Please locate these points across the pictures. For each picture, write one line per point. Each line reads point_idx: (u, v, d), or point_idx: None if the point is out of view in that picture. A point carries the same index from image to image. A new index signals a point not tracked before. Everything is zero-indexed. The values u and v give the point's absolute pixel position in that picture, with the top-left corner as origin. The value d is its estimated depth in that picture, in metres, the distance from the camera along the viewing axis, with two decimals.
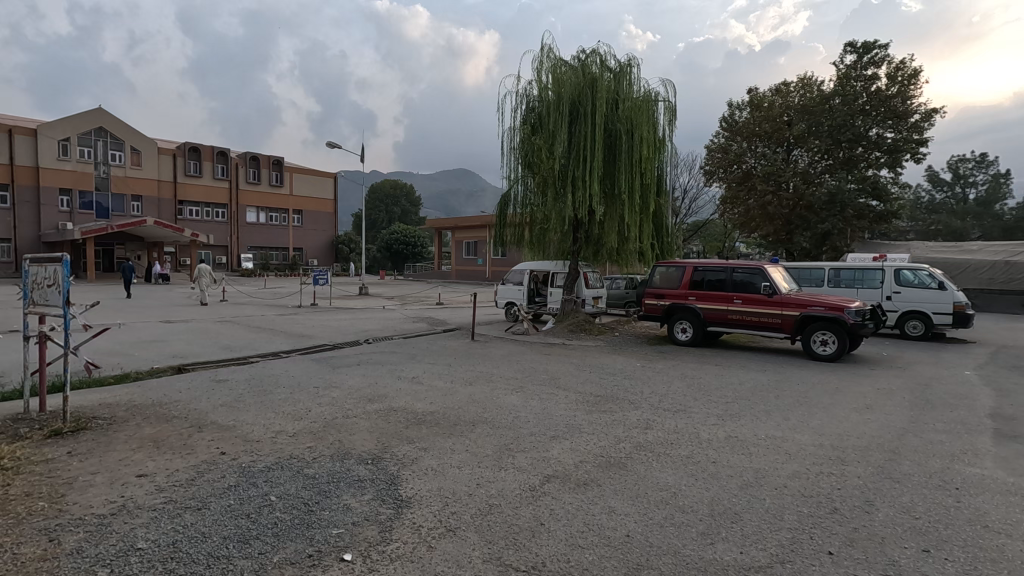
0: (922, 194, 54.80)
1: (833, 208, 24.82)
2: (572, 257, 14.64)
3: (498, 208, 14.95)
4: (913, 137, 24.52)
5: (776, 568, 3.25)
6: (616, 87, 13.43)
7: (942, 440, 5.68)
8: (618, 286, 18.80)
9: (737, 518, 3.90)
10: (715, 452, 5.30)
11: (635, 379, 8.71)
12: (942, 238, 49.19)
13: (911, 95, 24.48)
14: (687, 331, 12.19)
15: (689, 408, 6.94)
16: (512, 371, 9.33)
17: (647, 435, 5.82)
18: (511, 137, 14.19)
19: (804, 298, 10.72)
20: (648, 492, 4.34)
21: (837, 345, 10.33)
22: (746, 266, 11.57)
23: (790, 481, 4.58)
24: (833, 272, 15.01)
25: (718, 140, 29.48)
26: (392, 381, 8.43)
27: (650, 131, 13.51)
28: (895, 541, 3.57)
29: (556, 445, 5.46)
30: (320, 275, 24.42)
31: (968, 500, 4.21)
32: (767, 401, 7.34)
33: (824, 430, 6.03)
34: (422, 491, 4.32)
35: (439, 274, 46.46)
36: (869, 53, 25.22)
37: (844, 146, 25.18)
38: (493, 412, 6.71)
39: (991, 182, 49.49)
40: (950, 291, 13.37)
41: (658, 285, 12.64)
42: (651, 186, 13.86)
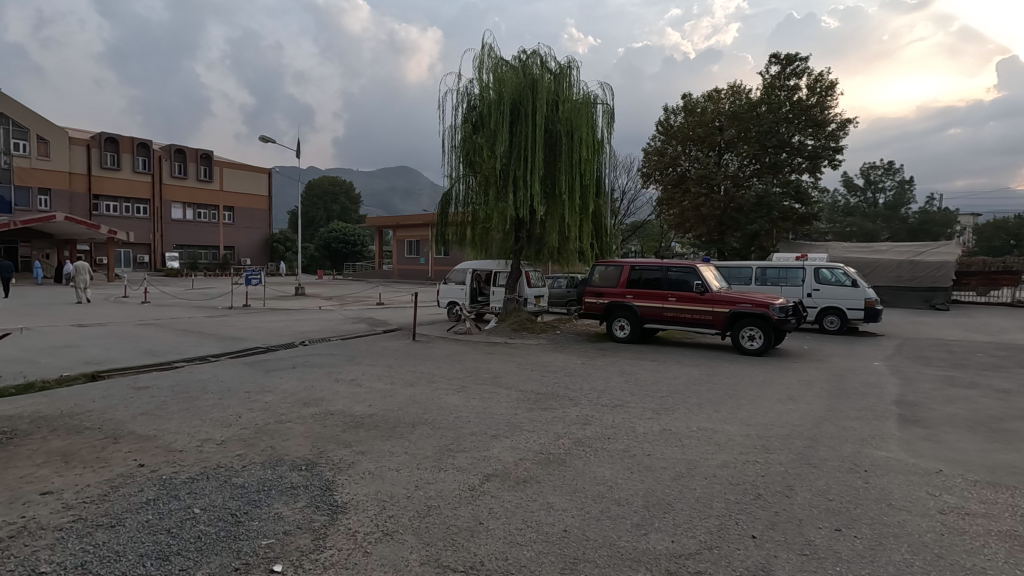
0: (839, 198, 58.98)
1: (761, 210, 26.23)
2: (514, 256, 14.77)
3: (440, 206, 14.89)
4: (831, 145, 26.27)
5: (704, 554, 3.39)
6: (557, 88, 13.59)
7: (854, 426, 6.12)
8: (559, 284, 19.07)
9: (669, 508, 4.04)
10: (649, 445, 5.48)
11: (576, 376, 8.87)
12: (856, 239, 53.11)
13: (828, 105, 26.21)
14: (626, 328, 12.56)
15: (626, 403, 7.14)
16: (455, 370, 9.28)
17: (586, 431, 5.94)
18: (452, 135, 14.16)
19: (733, 296, 11.24)
20: (585, 487, 4.43)
21: (763, 340, 10.93)
22: (680, 265, 12.01)
23: (719, 470, 4.81)
24: (760, 271, 15.89)
25: (655, 143, 30.52)
26: (330, 384, 8.17)
27: (590, 133, 13.75)
28: (812, 522, 3.81)
29: (497, 444, 5.48)
30: (254, 275, 23.41)
31: (876, 481, 4.55)
32: (699, 394, 7.67)
33: (751, 420, 6.37)
34: (359, 496, 4.21)
35: (380, 274, 45.58)
36: (791, 64, 26.81)
37: (770, 152, 26.63)
38: (434, 413, 6.63)
39: (898, 188, 53.91)
40: (863, 288, 14.46)
41: (598, 285, 12.94)
42: (591, 187, 14.12)
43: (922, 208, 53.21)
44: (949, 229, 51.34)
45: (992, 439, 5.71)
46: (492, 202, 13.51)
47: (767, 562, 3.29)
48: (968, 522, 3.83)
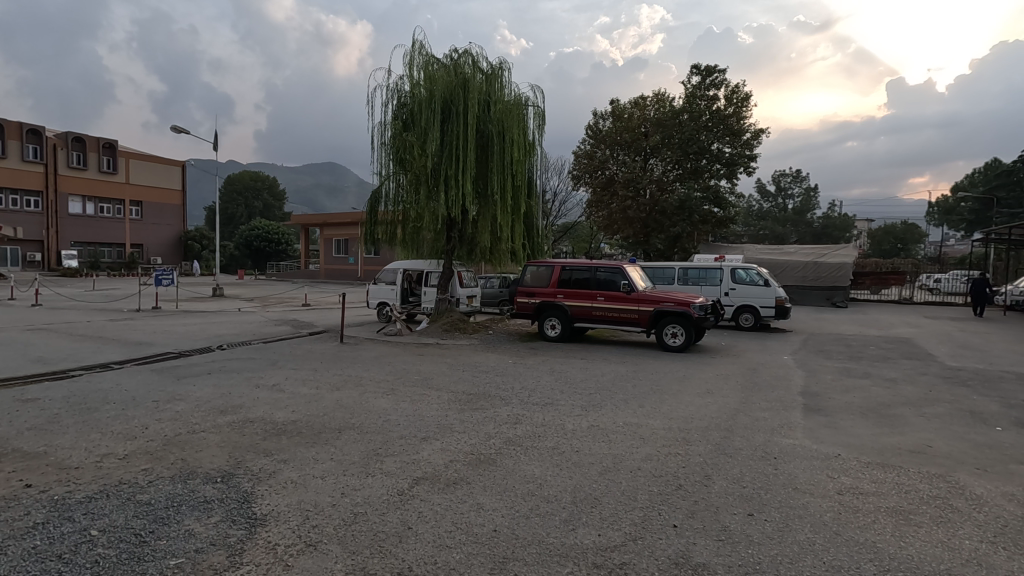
0: (753, 203, 63.02)
1: (683, 214, 27.59)
2: (446, 256, 14.68)
3: (369, 204, 14.55)
4: (746, 153, 27.99)
5: (629, 545, 3.50)
6: (488, 89, 13.60)
7: (765, 417, 6.56)
8: (491, 284, 19.11)
9: (597, 502, 4.15)
10: (578, 441, 5.59)
11: (507, 375, 8.91)
12: (767, 241, 56.92)
13: (744, 116, 27.90)
14: (556, 328, 12.80)
15: (556, 401, 7.26)
16: (384, 373, 9.07)
17: (516, 430, 5.98)
18: (381, 132, 13.85)
19: (657, 295, 11.73)
20: (516, 486, 4.46)
21: (684, 337, 11.46)
22: (608, 265, 12.37)
23: (643, 463, 4.99)
24: (682, 271, 16.67)
25: (585, 146, 31.27)
26: (249, 390, 7.75)
27: (521, 134, 13.86)
28: (727, 509, 4.04)
29: (427, 447, 5.40)
30: (164, 275, 21.79)
31: (784, 467, 4.89)
32: (625, 390, 7.93)
33: (673, 414, 6.66)
34: (280, 507, 4.02)
35: (306, 273, 43.89)
36: (711, 75, 28.29)
37: (691, 157, 28.01)
38: (362, 417, 6.45)
39: (804, 195, 58.35)
40: (774, 287, 15.53)
41: (529, 285, 13.10)
42: (522, 188, 14.24)
43: (824, 214, 58.00)
44: (847, 233, 56.26)
45: (882, 424, 6.29)
46: (423, 201, 13.35)
47: (687, 550, 3.45)
48: (861, 501, 4.19)
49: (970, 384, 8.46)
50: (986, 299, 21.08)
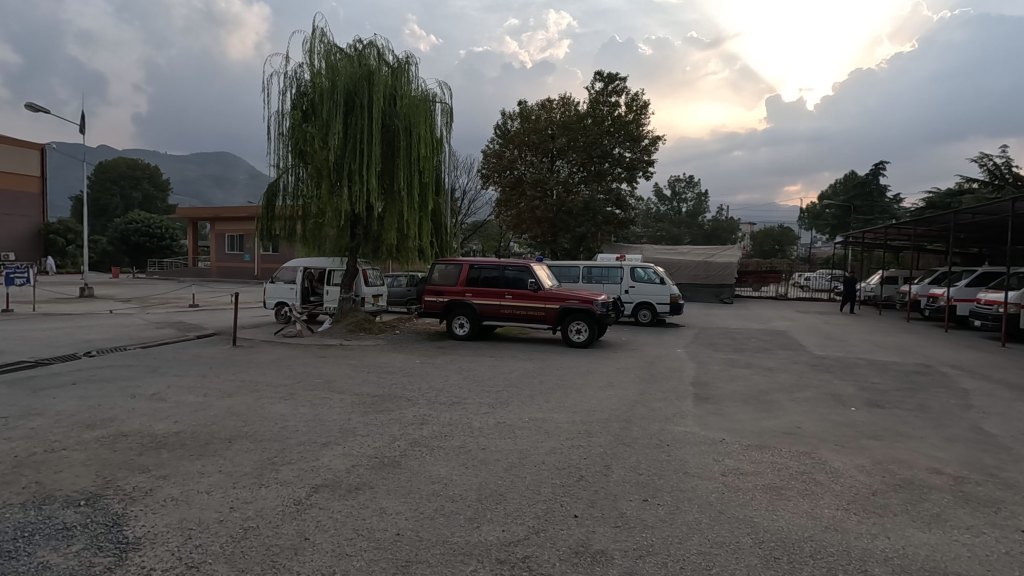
0: (651, 206, 66.92)
1: (588, 215, 28.68)
2: (350, 253, 14.21)
3: (266, 197, 13.79)
4: (644, 158, 29.63)
5: (532, 538, 3.57)
6: (395, 83, 13.23)
7: (660, 407, 6.98)
8: (399, 283, 18.68)
9: (501, 498, 4.18)
10: (484, 439, 5.62)
11: (413, 376, 8.75)
12: (664, 242, 60.64)
13: (643, 123, 29.47)
14: (465, 326, 12.80)
15: (463, 400, 7.25)
16: (282, 377, 8.58)
17: (422, 431, 5.90)
18: (279, 122, 13.15)
19: (562, 293, 12.06)
20: (420, 487, 4.39)
21: (588, 332, 11.90)
22: (516, 264, 12.52)
23: (547, 457, 5.11)
24: (586, 270, 17.28)
25: (493, 146, 31.55)
26: (124, 401, 7.00)
27: (428, 131, 13.62)
28: (625, 496, 4.24)
29: (327, 452, 5.17)
30: (18, 273, 19.08)
31: (676, 453, 5.23)
32: (531, 387, 8.08)
33: (576, 408, 6.89)
34: (157, 527, 3.66)
35: (194, 270, 40.46)
36: (613, 83, 29.60)
37: (596, 161, 29.15)
38: (255, 424, 6.06)
39: (696, 200, 62.95)
40: (669, 285, 16.55)
41: (437, 283, 12.99)
42: (429, 185, 14.02)
43: (714, 218, 62.96)
44: (733, 235, 61.50)
45: (760, 409, 6.92)
46: (324, 196, 12.81)
47: (587, 538, 3.57)
48: (742, 480, 4.59)
49: (831, 370, 9.54)
50: (853, 295, 23.37)
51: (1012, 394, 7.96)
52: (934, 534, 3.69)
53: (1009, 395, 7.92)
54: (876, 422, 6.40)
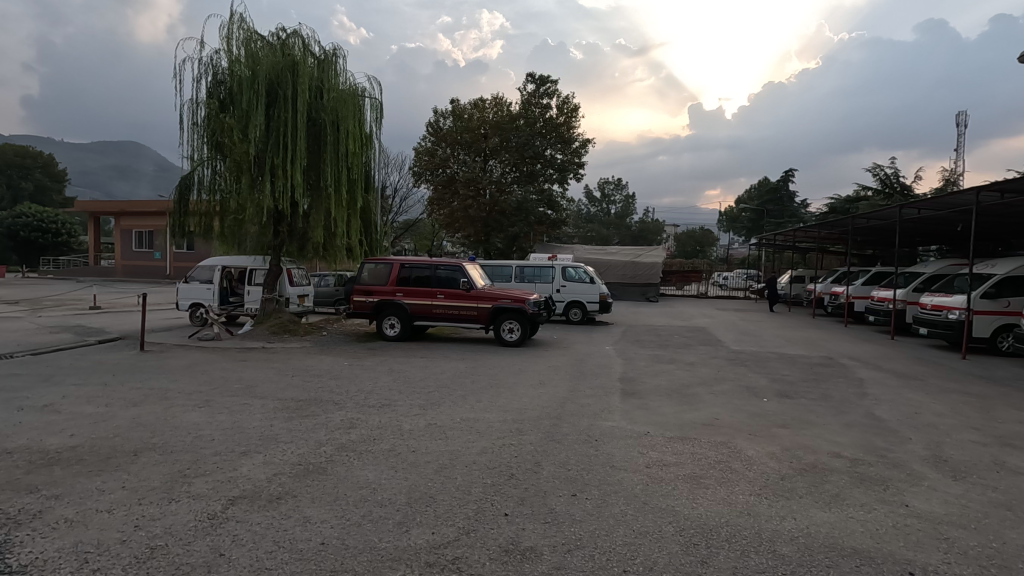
0: (582, 207, 68.62)
1: (520, 215, 28.93)
2: (273, 252, 13.58)
3: (178, 191, 12.91)
4: (575, 160, 30.30)
5: (462, 539, 3.55)
6: (321, 75, 12.73)
7: (589, 403, 7.15)
8: (326, 283, 18.05)
9: (431, 501, 4.13)
10: (415, 441, 5.53)
11: (341, 378, 8.47)
12: (593, 242, 62.29)
13: (573, 125, 30.12)
14: (396, 327, 12.56)
15: (394, 402, 7.10)
16: (196, 382, 8.04)
17: (350, 435, 5.72)
18: (193, 110, 12.34)
19: (495, 292, 12.09)
20: (346, 494, 4.24)
21: (520, 331, 12.00)
22: (448, 263, 12.41)
23: (478, 457, 5.10)
24: (518, 269, 17.41)
25: (426, 144, 31.17)
26: (9, 415, 6.29)
27: (357, 127, 13.20)
28: (553, 492, 4.31)
29: (247, 462, 4.90)
30: None
31: (604, 448, 5.37)
32: (463, 386, 8.06)
33: (508, 406, 6.93)
34: (48, 553, 3.32)
35: (97, 269, 37.15)
36: (544, 85, 30.04)
37: (528, 162, 29.47)
38: (165, 435, 5.64)
39: (624, 202, 65.20)
40: (598, 284, 17.02)
41: (367, 282, 12.66)
42: (359, 182, 13.60)
43: (641, 220, 65.40)
44: (658, 235, 64.24)
45: (682, 402, 7.25)
46: (244, 190, 12.15)
47: (517, 536, 3.59)
48: (664, 471, 4.79)
49: (746, 364, 10.16)
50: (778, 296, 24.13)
51: (899, 382, 8.83)
52: (834, 513, 4.02)
53: (897, 383, 8.77)
54: (785, 411, 6.88)
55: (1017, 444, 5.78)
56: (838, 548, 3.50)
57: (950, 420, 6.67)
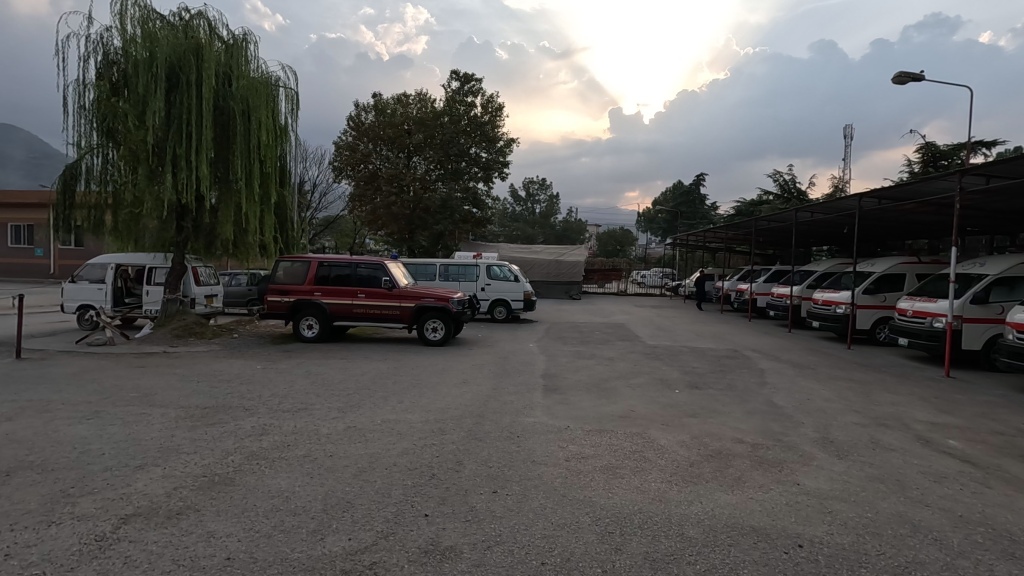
0: (507, 206, 69.20)
1: (445, 212, 28.63)
2: (176, 248, 12.63)
3: (62, 181, 11.69)
4: (500, 159, 30.41)
5: (380, 544, 3.46)
6: (229, 61, 11.96)
7: (511, 400, 7.24)
8: (237, 283, 17.04)
9: (349, 506, 4.00)
10: (332, 445, 5.35)
11: (253, 383, 8.03)
12: (519, 241, 62.93)
13: (498, 124, 30.22)
14: (314, 328, 12.08)
15: (311, 405, 6.82)
16: (83, 392, 7.31)
17: (261, 442, 5.43)
18: (81, 93, 11.24)
19: (418, 291, 11.91)
20: (256, 504, 4.02)
21: (444, 330, 11.89)
22: (369, 261, 12.08)
23: (399, 458, 5.00)
24: (443, 267, 17.21)
25: (346, 138, 30.18)
26: None
27: (270, 117, 12.50)
28: (475, 490, 4.31)
29: (143, 476, 4.52)
30: None
31: (526, 444, 5.45)
32: (384, 387, 7.88)
33: (430, 406, 6.87)
34: None
35: None
36: (469, 83, 29.96)
37: (452, 159, 29.28)
38: (46, 451, 5.08)
39: (548, 202, 66.48)
40: (522, 282, 17.22)
41: (282, 281, 12.06)
42: (272, 176, 12.88)
43: (564, 219, 66.95)
44: (581, 235, 66.02)
45: (600, 396, 7.50)
46: (141, 182, 11.20)
47: (437, 536, 3.57)
48: (582, 463, 4.94)
49: (660, 358, 10.69)
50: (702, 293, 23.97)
51: (794, 371, 9.62)
52: (735, 494, 4.32)
53: (793, 372, 9.56)
54: (694, 401, 7.30)
55: (889, 423, 6.48)
56: (739, 527, 3.76)
57: (836, 404, 7.36)
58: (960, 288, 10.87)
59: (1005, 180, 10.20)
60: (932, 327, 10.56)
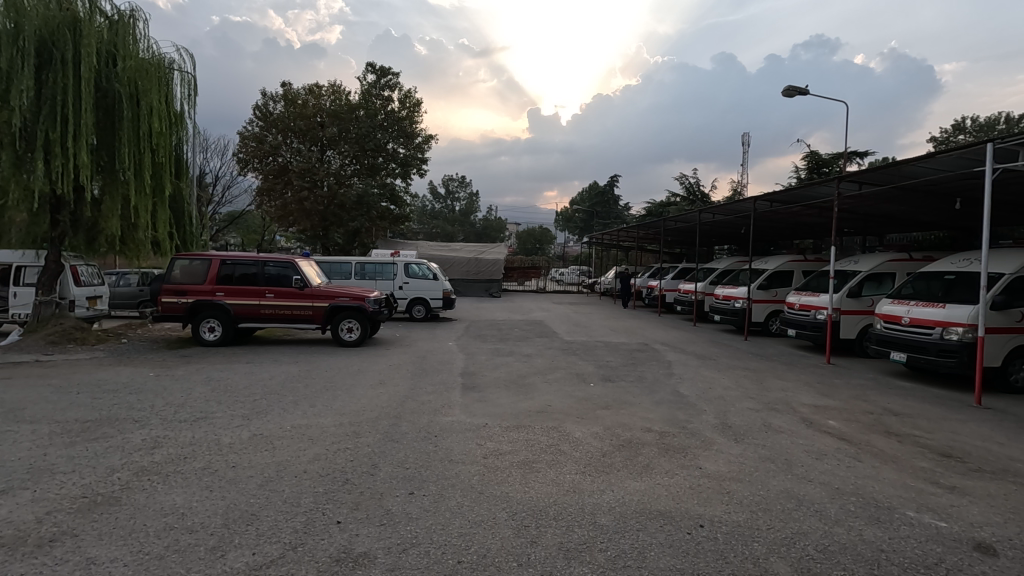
0: (427, 203, 68.36)
1: (361, 209, 27.73)
2: (50, 244, 11.33)
3: None
4: (417, 155, 29.94)
5: (288, 556, 3.29)
6: (113, 39, 10.87)
7: (429, 399, 7.16)
8: (126, 282, 15.60)
9: (253, 518, 3.78)
10: (235, 455, 5.02)
11: (144, 392, 7.36)
12: (438, 239, 62.25)
13: (415, 120, 29.68)
14: (216, 330, 11.26)
15: (211, 414, 6.36)
16: None
17: (154, 456, 5.00)
18: None
19: (332, 290, 11.47)
20: (146, 524, 3.69)
21: (360, 331, 11.52)
22: (277, 258, 11.46)
23: (309, 465, 4.79)
24: (358, 266, 16.67)
25: (252, 128, 28.47)
26: None
27: (163, 103, 11.57)
28: (391, 493, 4.21)
29: (8, 502, 4.00)
30: None
31: (443, 443, 5.41)
32: (295, 392, 7.51)
33: (343, 409, 6.63)
34: None
35: None
36: (385, 77, 29.21)
37: (368, 154, 28.35)
38: None
39: (468, 199, 66.43)
40: (441, 280, 17.07)
41: (178, 281, 11.16)
42: (166, 166, 11.86)
43: (484, 218, 67.14)
44: (501, 233, 66.51)
45: (518, 392, 7.60)
46: (5, 170, 9.91)
47: (349, 543, 3.45)
48: (500, 459, 4.98)
49: (576, 353, 11.01)
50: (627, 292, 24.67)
51: (698, 362, 10.27)
52: (644, 481, 4.54)
53: (697, 363, 10.20)
54: (607, 394, 7.59)
55: (779, 407, 7.09)
56: (647, 512, 3.95)
57: (734, 391, 7.94)
58: (838, 283, 12.09)
59: (874, 187, 11.45)
60: (816, 319, 11.66)
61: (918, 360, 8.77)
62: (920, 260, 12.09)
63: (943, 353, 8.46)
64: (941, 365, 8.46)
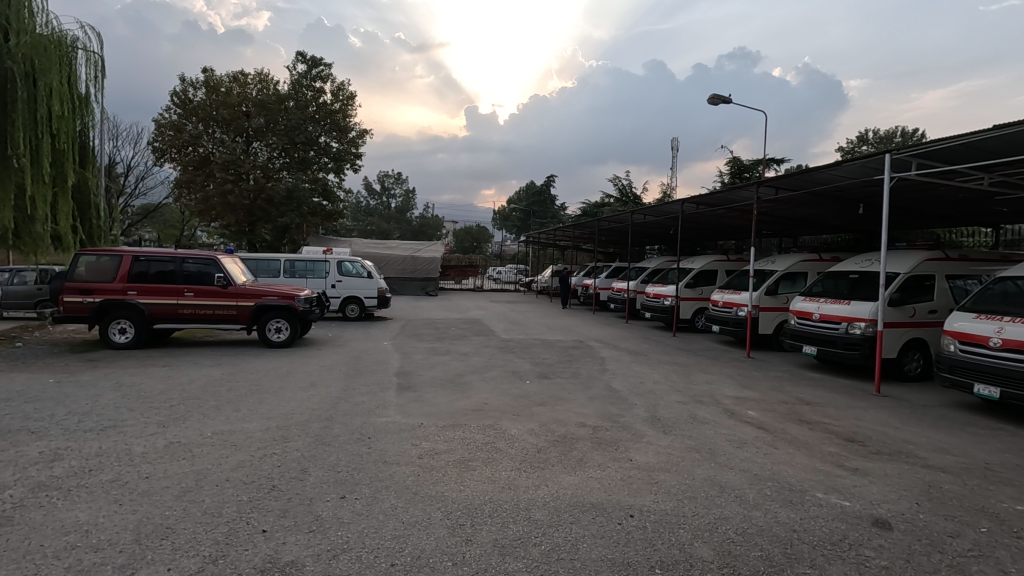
0: (361, 199, 66.54)
1: (291, 204, 26.51)
2: None
3: None
4: (351, 150, 29.07)
5: (208, 570, 3.11)
6: (6, 11, 9.82)
7: (363, 400, 6.98)
8: (22, 280, 14.19)
9: (169, 532, 3.54)
10: (149, 465, 4.69)
11: (43, 400, 6.72)
12: (373, 236, 60.68)
13: (349, 113, 28.79)
14: (128, 332, 10.45)
15: (122, 422, 5.90)
16: None
17: (55, 469, 4.57)
18: None
19: (258, 289, 10.94)
20: (44, 545, 3.37)
21: (289, 331, 11.05)
22: (198, 255, 10.79)
23: (232, 473, 4.54)
24: (288, 263, 15.98)
25: (170, 115, 26.71)
26: None
27: (64, 84, 10.65)
28: (320, 498, 4.07)
29: None
30: None
31: (376, 444, 5.29)
32: (217, 396, 7.10)
33: (271, 413, 6.33)
34: None
35: None
36: (317, 67, 28.14)
37: (299, 148, 27.19)
38: None
39: (404, 197, 65.28)
40: (376, 278, 16.69)
41: (84, 279, 10.26)
42: (68, 153, 10.92)
43: (420, 216, 66.18)
44: (438, 231, 65.78)
45: (454, 391, 7.56)
46: None
47: (276, 552, 3.31)
48: (436, 459, 4.93)
49: (513, 351, 11.08)
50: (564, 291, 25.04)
51: (630, 358, 10.60)
52: (578, 475, 4.63)
53: (629, 359, 10.53)
54: (543, 390, 7.69)
55: (704, 399, 7.45)
56: (581, 505, 4.04)
57: (663, 385, 8.27)
58: (758, 281, 12.84)
59: (789, 191, 12.24)
60: (738, 315, 12.35)
61: (827, 352, 9.47)
62: (829, 260, 13.07)
63: (848, 346, 9.19)
64: (846, 356, 9.19)
